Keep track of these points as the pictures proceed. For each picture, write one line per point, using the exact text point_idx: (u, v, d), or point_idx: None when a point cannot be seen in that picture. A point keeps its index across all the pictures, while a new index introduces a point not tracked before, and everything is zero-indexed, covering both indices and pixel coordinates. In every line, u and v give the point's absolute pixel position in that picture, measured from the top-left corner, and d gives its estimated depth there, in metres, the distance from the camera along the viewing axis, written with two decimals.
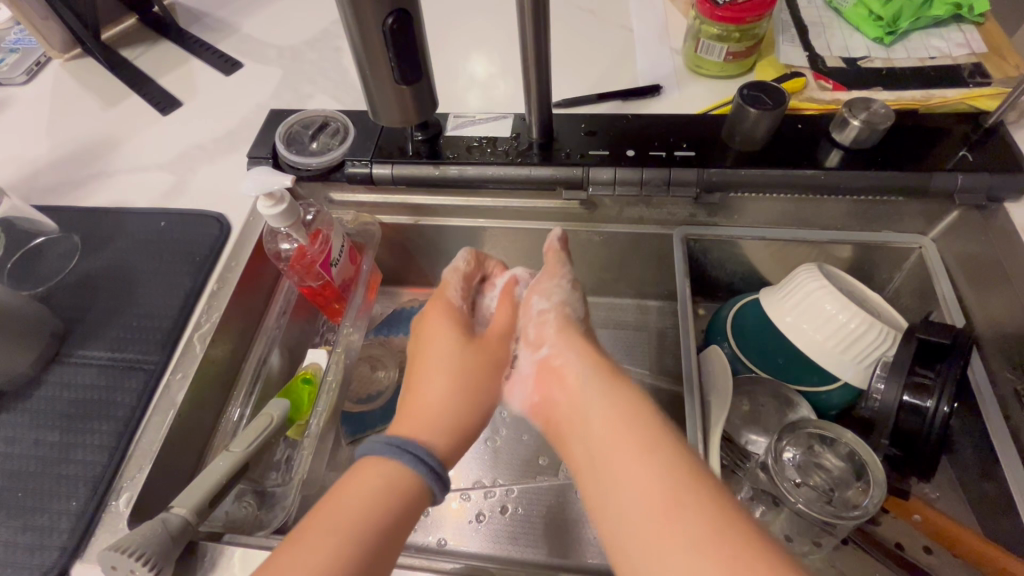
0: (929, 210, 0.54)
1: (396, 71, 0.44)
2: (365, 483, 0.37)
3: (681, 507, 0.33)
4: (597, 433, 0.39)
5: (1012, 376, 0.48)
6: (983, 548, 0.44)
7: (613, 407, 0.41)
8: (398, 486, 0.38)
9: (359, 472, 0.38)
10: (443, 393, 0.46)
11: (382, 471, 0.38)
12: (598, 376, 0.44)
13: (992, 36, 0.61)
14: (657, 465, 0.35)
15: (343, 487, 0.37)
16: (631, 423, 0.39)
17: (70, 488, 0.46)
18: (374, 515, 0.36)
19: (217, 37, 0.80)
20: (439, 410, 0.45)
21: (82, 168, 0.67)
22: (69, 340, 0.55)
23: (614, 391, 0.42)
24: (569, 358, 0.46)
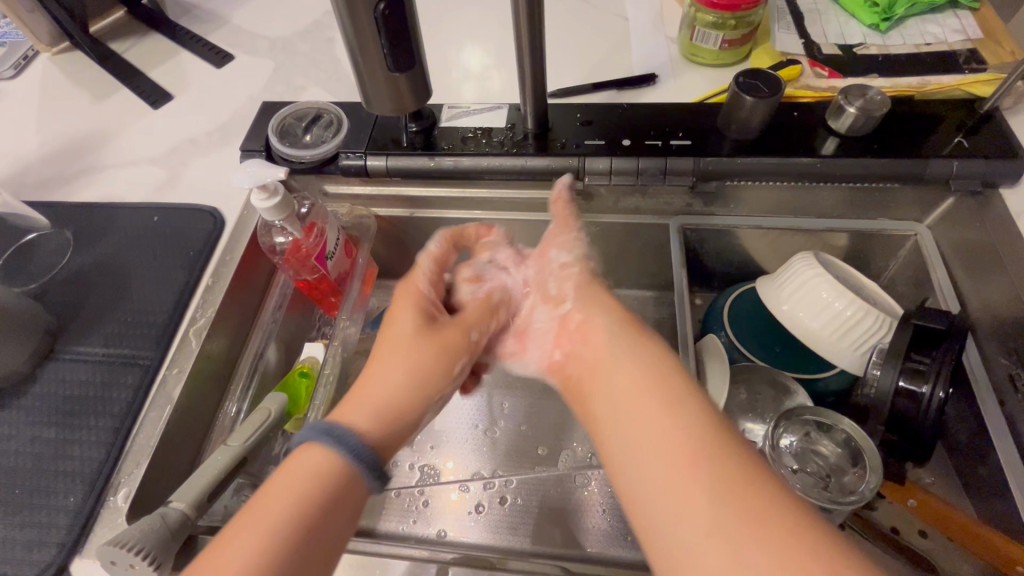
0: (924, 198, 0.54)
1: (389, 58, 0.44)
2: (295, 476, 0.36)
3: (700, 464, 0.33)
4: (620, 383, 0.40)
5: (1007, 362, 0.48)
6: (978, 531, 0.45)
7: (638, 365, 0.41)
8: (327, 478, 0.36)
9: (286, 470, 0.36)
10: (403, 383, 0.43)
11: (317, 460, 0.37)
12: (621, 334, 0.44)
13: (988, 22, 0.61)
14: (686, 424, 0.36)
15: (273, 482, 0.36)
16: (655, 381, 0.39)
17: (67, 484, 0.46)
18: (296, 514, 0.34)
19: (207, 29, 0.79)
20: (393, 398, 0.42)
21: (72, 163, 0.66)
22: (62, 336, 0.55)
23: (639, 352, 0.42)
24: (598, 317, 0.46)
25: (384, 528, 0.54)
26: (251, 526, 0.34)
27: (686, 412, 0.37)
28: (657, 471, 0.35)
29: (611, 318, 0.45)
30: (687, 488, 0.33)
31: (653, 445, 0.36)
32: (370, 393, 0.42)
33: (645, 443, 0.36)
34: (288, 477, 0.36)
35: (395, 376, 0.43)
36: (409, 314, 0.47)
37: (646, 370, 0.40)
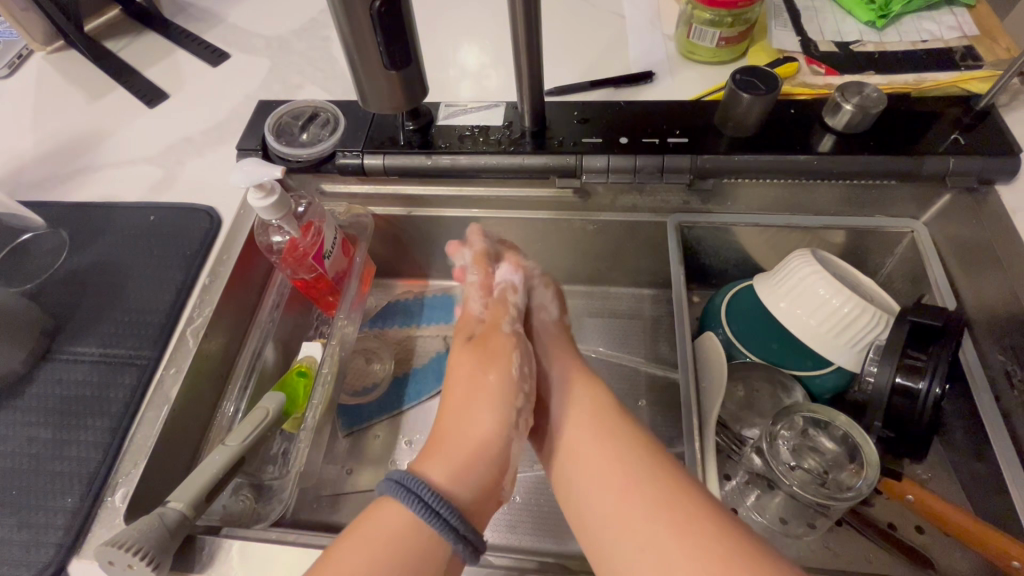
0: (921, 194, 0.55)
1: (385, 56, 0.43)
2: (376, 531, 0.39)
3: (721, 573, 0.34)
4: (591, 451, 0.44)
5: (1003, 358, 0.49)
6: (971, 527, 0.43)
7: (603, 455, 0.43)
8: (408, 532, 0.38)
9: (364, 527, 0.39)
10: (505, 433, 0.46)
11: (399, 515, 0.39)
12: (601, 439, 0.44)
13: (984, 19, 0.61)
14: (676, 527, 0.37)
15: (341, 542, 0.39)
16: (626, 450, 0.43)
17: (65, 485, 0.46)
18: (380, 558, 0.37)
19: (202, 28, 0.79)
20: (479, 442, 0.45)
21: (68, 162, 0.66)
22: (59, 337, 0.54)
23: (612, 448, 0.43)
24: (572, 423, 0.46)
25: None
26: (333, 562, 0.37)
27: (686, 515, 0.37)
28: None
29: (590, 427, 0.45)
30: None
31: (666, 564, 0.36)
32: (455, 448, 0.44)
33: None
34: (370, 528, 0.39)
35: (490, 422, 0.46)
36: (506, 353, 0.49)
37: (636, 497, 0.40)
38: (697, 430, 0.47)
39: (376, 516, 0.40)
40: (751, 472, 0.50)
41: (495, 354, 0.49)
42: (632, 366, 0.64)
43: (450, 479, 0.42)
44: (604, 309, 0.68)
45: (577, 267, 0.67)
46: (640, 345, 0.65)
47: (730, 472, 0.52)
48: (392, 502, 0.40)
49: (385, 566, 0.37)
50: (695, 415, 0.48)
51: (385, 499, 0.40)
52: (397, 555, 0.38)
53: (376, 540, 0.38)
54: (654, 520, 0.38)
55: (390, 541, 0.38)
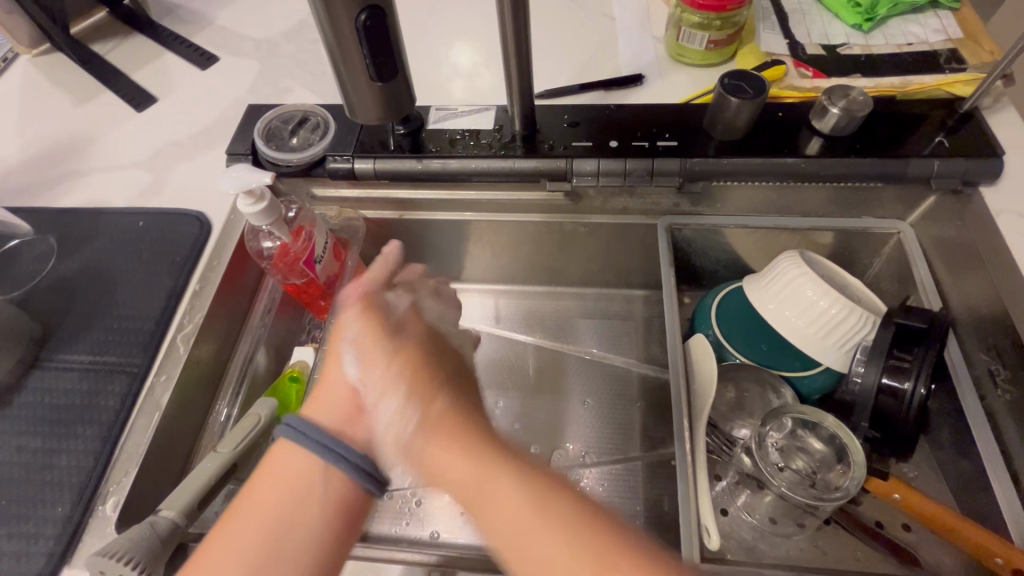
0: (907, 196, 0.55)
1: (371, 69, 0.44)
2: (282, 472, 0.41)
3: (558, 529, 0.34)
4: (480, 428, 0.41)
5: (987, 358, 0.49)
6: (949, 519, 0.44)
7: (449, 435, 0.40)
8: (302, 483, 0.40)
9: (267, 472, 0.41)
10: (354, 376, 0.46)
11: (298, 464, 0.41)
12: (451, 445, 0.40)
13: (968, 22, 0.61)
14: (535, 501, 0.36)
15: (257, 476, 0.42)
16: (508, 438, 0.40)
17: (55, 494, 0.46)
18: (276, 510, 0.39)
19: (191, 30, 0.78)
20: (349, 393, 0.46)
21: (55, 167, 0.65)
22: (47, 344, 0.54)
23: (458, 438, 0.40)
24: (404, 423, 0.42)
25: (376, 530, 0.54)
26: (231, 520, 0.40)
27: (529, 484, 0.37)
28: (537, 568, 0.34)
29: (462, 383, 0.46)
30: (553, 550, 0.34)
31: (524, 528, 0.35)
32: (333, 399, 0.45)
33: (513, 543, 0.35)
34: (271, 478, 0.41)
35: (343, 374, 0.46)
36: (347, 327, 0.47)
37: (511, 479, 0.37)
38: (688, 432, 0.47)
39: (279, 457, 0.42)
40: (741, 472, 0.51)
41: (362, 322, 0.47)
42: (624, 367, 0.64)
43: (332, 414, 0.45)
44: (596, 310, 0.69)
45: (568, 269, 0.68)
46: (632, 346, 0.66)
47: (720, 472, 0.53)
48: (291, 445, 0.42)
49: (276, 518, 0.39)
50: (686, 416, 0.48)
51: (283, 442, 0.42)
52: (290, 509, 0.39)
53: (275, 481, 0.41)
54: (517, 477, 0.37)
55: (293, 479, 0.40)
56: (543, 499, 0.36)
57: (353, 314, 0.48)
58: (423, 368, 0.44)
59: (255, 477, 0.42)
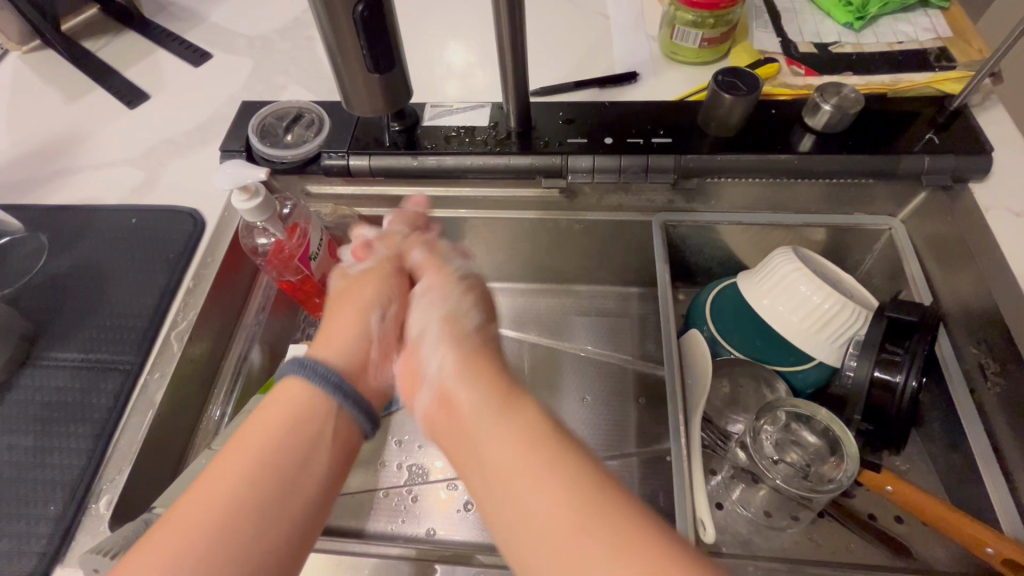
0: (897, 193, 0.56)
1: (368, 58, 0.43)
2: (278, 412, 0.40)
3: (549, 466, 0.34)
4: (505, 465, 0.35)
5: (978, 351, 0.50)
6: (927, 503, 0.45)
7: (463, 368, 0.42)
8: (308, 415, 0.40)
9: (274, 403, 0.41)
10: (373, 315, 0.48)
11: (301, 393, 0.41)
12: (467, 372, 0.42)
13: (957, 21, 0.62)
14: (533, 437, 0.36)
15: (254, 415, 0.41)
16: (535, 447, 0.35)
17: (48, 493, 0.45)
18: (275, 449, 0.38)
19: (183, 28, 0.78)
20: (351, 333, 0.47)
21: (46, 165, 0.65)
22: (39, 342, 0.54)
23: (472, 365, 0.42)
24: (436, 359, 0.43)
25: (372, 528, 0.54)
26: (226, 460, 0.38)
27: (525, 424, 0.37)
28: (515, 508, 0.34)
29: (484, 384, 0.41)
30: (537, 489, 0.34)
31: (513, 455, 0.36)
32: (340, 334, 0.47)
33: (503, 470, 0.35)
34: (267, 416, 0.40)
35: (367, 317, 0.48)
36: (366, 287, 0.50)
37: (519, 412, 0.38)
38: (683, 427, 0.48)
39: (283, 394, 0.41)
40: (736, 467, 0.51)
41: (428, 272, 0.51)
42: (619, 364, 0.64)
43: (336, 352, 0.45)
44: (590, 308, 0.69)
45: (563, 266, 0.68)
46: (627, 343, 0.66)
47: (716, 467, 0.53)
48: (297, 379, 0.42)
49: (270, 455, 0.38)
50: (681, 410, 0.48)
51: (292, 377, 0.42)
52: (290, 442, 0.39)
53: (263, 434, 0.39)
54: (520, 412, 0.38)
55: (295, 411, 0.40)
56: (542, 435, 0.36)
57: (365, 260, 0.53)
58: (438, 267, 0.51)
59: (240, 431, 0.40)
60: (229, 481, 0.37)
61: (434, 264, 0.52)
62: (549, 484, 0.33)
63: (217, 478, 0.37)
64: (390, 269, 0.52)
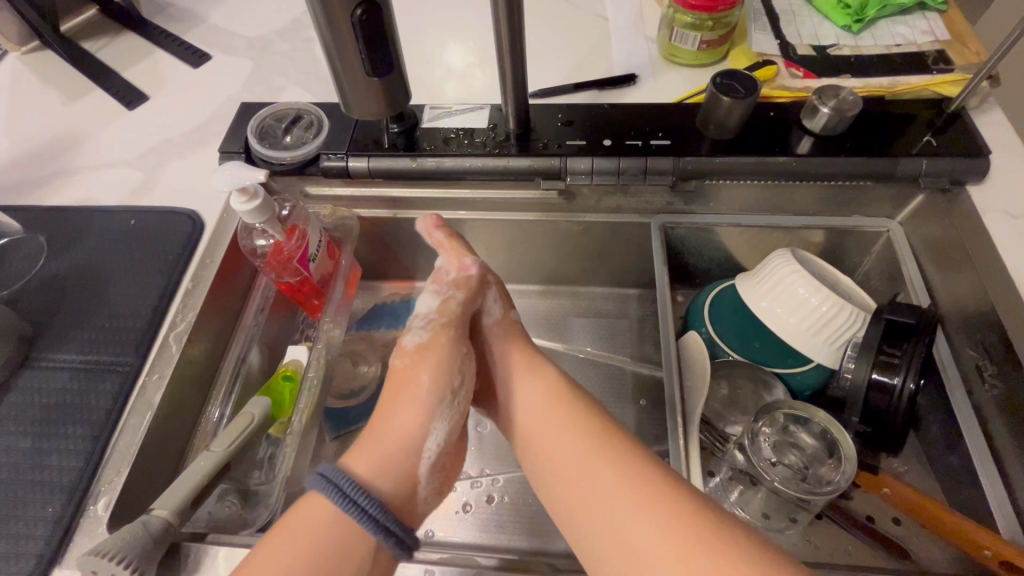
0: (895, 195, 0.56)
1: (367, 62, 0.44)
2: (310, 529, 0.38)
3: (627, 475, 0.38)
4: (569, 466, 0.41)
5: (976, 353, 0.50)
6: (928, 505, 0.45)
7: (546, 403, 0.45)
8: (338, 539, 0.38)
9: (290, 523, 0.38)
10: (434, 420, 0.45)
11: (327, 517, 0.38)
12: (551, 398, 0.46)
13: (955, 23, 0.62)
14: (603, 447, 0.41)
15: (282, 527, 0.38)
16: (614, 457, 0.40)
17: (46, 494, 0.45)
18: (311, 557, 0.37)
19: (182, 28, 0.78)
20: (404, 442, 0.43)
21: (44, 165, 0.65)
22: (37, 343, 0.54)
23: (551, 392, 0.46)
24: (528, 393, 0.47)
25: None
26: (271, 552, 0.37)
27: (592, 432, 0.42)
28: (611, 523, 0.37)
29: (536, 386, 0.47)
30: (623, 505, 0.37)
31: (586, 470, 0.40)
32: (387, 433, 0.44)
33: (572, 473, 0.41)
34: (300, 528, 0.38)
35: (424, 428, 0.44)
36: (419, 384, 0.46)
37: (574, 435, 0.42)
38: (680, 428, 0.48)
39: (303, 514, 0.39)
40: (734, 468, 0.51)
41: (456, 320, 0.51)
42: (618, 365, 0.64)
43: (378, 473, 0.41)
44: (590, 309, 0.69)
45: (562, 268, 0.68)
46: (625, 344, 0.66)
47: (714, 469, 0.53)
48: (320, 498, 0.39)
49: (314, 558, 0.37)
50: (678, 411, 0.49)
51: (310, 495, 0.39)
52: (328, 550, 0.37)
53: (306, 534, 0.38)
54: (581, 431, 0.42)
55: (329, 530, 0.38)
56: (609, 443, 0.41)
57: (424, 331, 0.50)
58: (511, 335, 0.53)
59: (272, 531, 0.39)
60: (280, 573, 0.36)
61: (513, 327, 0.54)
62: (637, 503, 0.37)
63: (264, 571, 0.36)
64: (452, 335, 0.50)
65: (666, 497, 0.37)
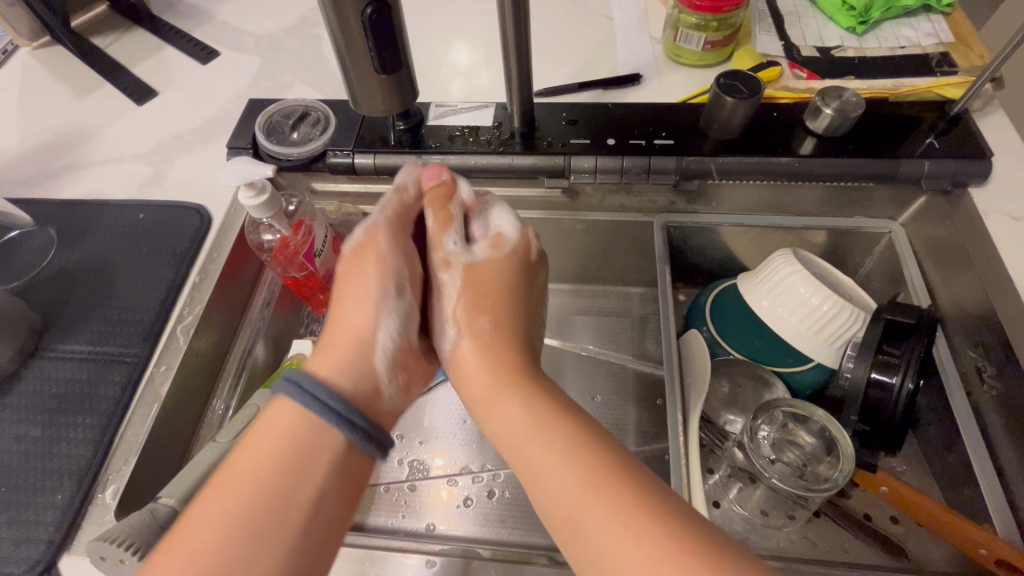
0: (898, 197, 0.56)
1: (377, 59, 0.44)
2: (268, 439, 0.37)
3: (557, 446, 0.37)
4: (512, 442, 0.39)
5: (975, 354, 0.50)
6: (926, 504, 0.45)
7: (485, 370, 0.42)
8: (305, 436, 0.37)
9: (258, 430, 0.38)
10: (383, 317, 0.44)
11: (294, 418, 0.38)
12: (493, 372, 0.42)
13: (959, 26, 0.62)
14: (536, 425, 0.38)
15: (246, 443, 0.37)
16: (552, 438, 0.37)
17: (55, 482, 0.46)
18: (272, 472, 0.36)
19: (192, 25, 0.78)
20: (355, 329, 0.44)
21: (55, 159, 0.66)
22: (47, 334, 0.54)
23: (489, 360, 0.43)
24: (470, 380, 0.43)
25: (373, 522, 0.54)
26: (228, 478, 0.36)
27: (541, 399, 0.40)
28: (530, 468, 0.37)
29: (486, 359, 0.43)
30: (546, 460, 0.37)
31: (525, 444, 0.38)
32: (343, 332, 0.44)
33: (513, 453, 0.39)
34: (262, 438, 0.37)
35: (377, 323, 0.44)
36: (368, 274, 0.46)
37: (519, 404, 0.40)
38: (680, 426, 0.48)
39: (269, 423, 0.38)
40: (733, 466, 0.52)
41: (438, 292, 0.48)
42: (619, 364, 0.65)
43: (339, 370, 0.41)
44: (592, 307, 0.69)
45: (566, 266, 0.69)
46: (627, 342, 0.66)
47: (713, 467, 0.54)
48: (289, 404, 0.38)
49: (283, 460, 0.36)
50: (679, 409, 0.49)
51: (281, 401, 0.39)
52: (297, 459, 0.36)
53: (267, 446, 0.37)
54: (526, 403, 0.40)
55: (289, 434, 0.37)
56: (550, 423, 0.38)
57: (359, 232, 0.48)
58: (481, 284, 0.46)
59: (241, 445, 0.38)
60: (233, 489, 0.35)
61: (489, 271, 0.47)
62: (560, 456, 0.36)
63: (217, 507, 0.35)
64: (392, 237, 0.48)
65: (597, 478, 0.35)
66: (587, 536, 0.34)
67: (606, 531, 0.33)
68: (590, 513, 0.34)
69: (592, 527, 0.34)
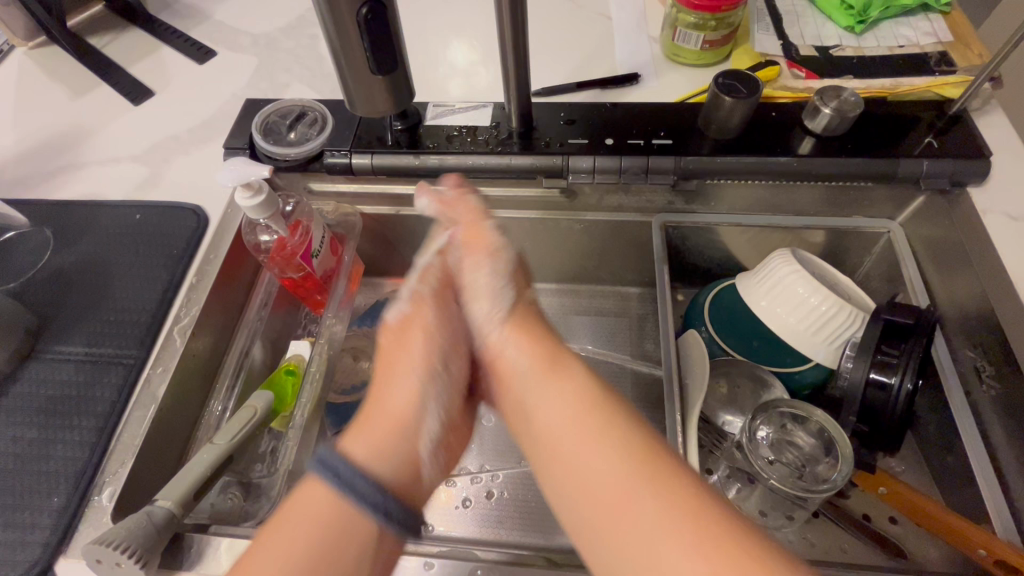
0: (896, 196, 0.56)
1: (372, 60, 0.44)
2: (302, 522, 0.37)
3: (613, 431, 0.38)
4: (556, 414, 0.40)
5: (973, 354, 0.50)
6: (916, 500, 0.46)
7: (532, 340, 0.44)
8: (333, 520, 0.37)
9: (295, 505, 0.38)
10: (428, 399, 0.44)
11: (326, 504, 0.38)
12: (534, 342, 0.44)
13: (958, 25, 0.62)
14: (592, 401, 0.40)
15: (283, 517, 0.38)
16: (604, 420, 0.38)
17: (51, 484, 0.46)
18: (309, 546, 0.36)
19: (188, 25, 0.78)
20: (401, 413, 0.43)
21: (51, 160, 0.65)
22: (43, 336, 0.54)
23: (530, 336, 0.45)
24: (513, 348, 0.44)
25: None
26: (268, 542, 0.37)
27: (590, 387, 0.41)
28: (576, 446, 0.38)
29: (532, 342, 0.44)
30: (597, 439, 0.38)
31: (576, 415, 0.39)
32: (380, 415, 0.43)
33: (558, 424, 0.39)
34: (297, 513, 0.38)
35: (424, 409, 0.44)
36: (411, 347, 0.46)
37: (578, 379, 0.41)
38: (679, 426, 0.48)
39: (298, 508, 0.38)
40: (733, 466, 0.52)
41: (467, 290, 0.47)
42: (618, 364, 0.65)
43: (379, 454, 0.41)
44: (591, 308, 0.69)
45: (565, 266, 0.68)
46: (626, 342, 0.66)
47: (712, 466, 0.54)
48: (318, 485, 0.38)
49: (317, 537, 0.37)
50: (677, 409, 0.49)
51: (314, 483, 0.39)
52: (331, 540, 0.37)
53: (304, 521, 0.37)
54: (582, 378, 0.42)
55: (322, 516, 0.37)
56: (602, 404, 0.40)
57: (405, 303, 0.48)
58: (526, 322, 0.46)
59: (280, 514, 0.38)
60: (278, 561, 0.36)
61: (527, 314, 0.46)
62: (619, 435, 0.37)
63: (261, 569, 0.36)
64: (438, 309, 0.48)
65: (653, 463, 0.36)
66: (625, 510, 0.34)
67: (656, 518, 0.33)
68: (639, 492, 0.35)
69: (640, 510, 0.34)
